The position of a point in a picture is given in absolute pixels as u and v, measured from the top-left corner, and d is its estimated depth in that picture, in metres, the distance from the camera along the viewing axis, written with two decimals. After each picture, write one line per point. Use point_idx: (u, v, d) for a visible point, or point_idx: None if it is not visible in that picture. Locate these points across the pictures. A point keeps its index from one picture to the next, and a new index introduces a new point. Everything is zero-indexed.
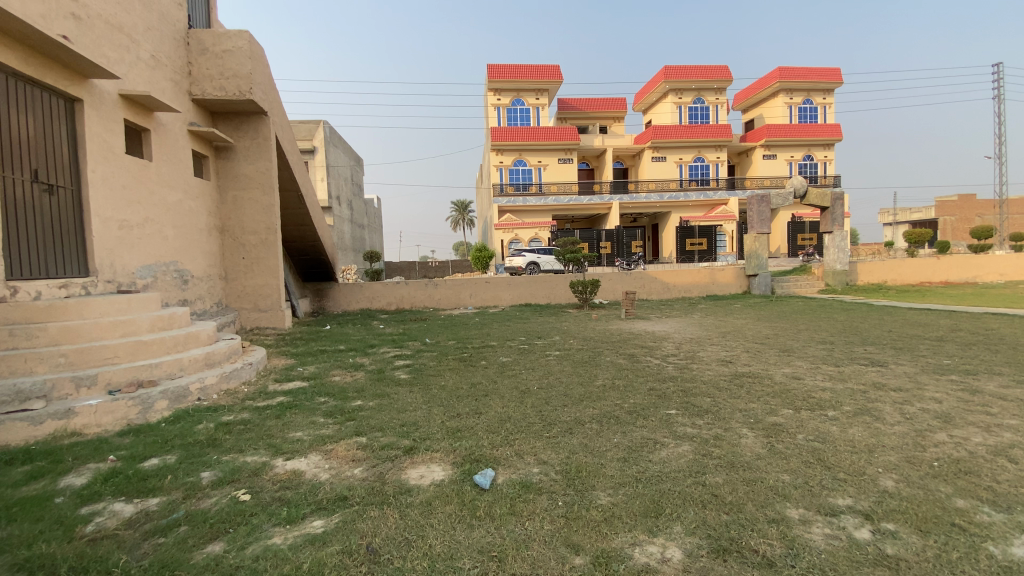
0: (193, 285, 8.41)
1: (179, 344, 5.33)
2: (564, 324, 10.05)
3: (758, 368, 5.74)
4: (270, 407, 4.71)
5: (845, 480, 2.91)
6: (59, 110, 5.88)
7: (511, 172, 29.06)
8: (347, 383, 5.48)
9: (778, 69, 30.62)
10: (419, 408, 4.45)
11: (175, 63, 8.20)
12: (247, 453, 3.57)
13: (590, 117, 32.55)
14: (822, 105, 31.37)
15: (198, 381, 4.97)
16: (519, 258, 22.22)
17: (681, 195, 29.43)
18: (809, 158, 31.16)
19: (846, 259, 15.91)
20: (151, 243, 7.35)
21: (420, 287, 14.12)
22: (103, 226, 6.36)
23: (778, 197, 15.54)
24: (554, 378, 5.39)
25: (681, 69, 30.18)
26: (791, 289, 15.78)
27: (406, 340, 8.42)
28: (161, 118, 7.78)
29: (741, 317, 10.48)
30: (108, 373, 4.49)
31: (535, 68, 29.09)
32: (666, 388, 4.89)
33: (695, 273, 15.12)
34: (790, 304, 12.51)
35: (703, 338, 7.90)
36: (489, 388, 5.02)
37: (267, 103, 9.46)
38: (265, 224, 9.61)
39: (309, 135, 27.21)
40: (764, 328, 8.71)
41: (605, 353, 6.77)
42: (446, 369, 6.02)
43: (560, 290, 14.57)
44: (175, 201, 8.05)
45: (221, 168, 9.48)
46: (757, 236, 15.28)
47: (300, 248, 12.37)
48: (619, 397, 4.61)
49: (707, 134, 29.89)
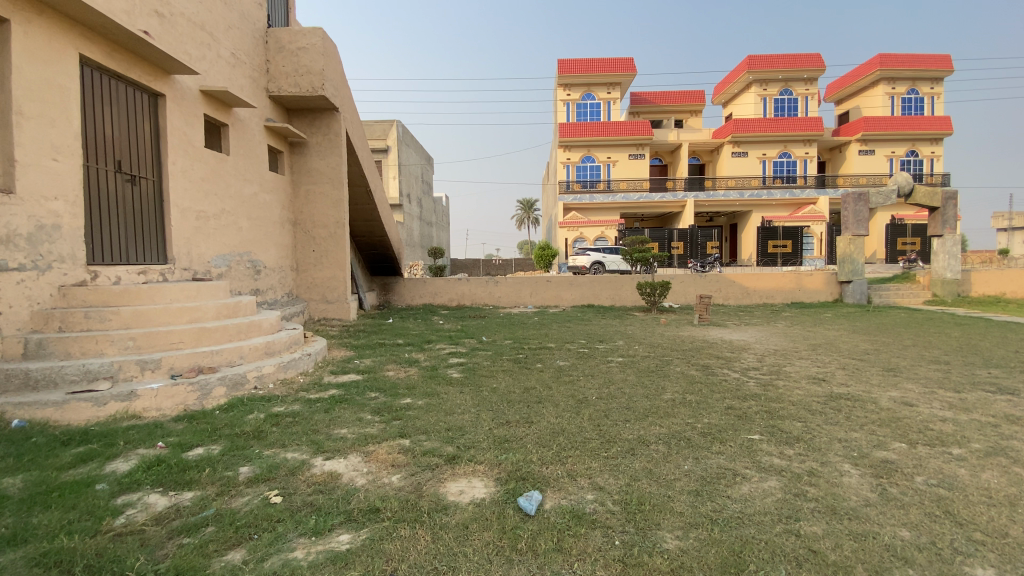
0: (266, 275, 8.71)
1: (241, 331, 5.42)
2: (629, 327, 9.47)
3: (856, 389, 4.95)
4: (321, 400, 4.62)
5: (984, 542, 2.23)
6: (142, 104, 6.21)
7: (579, 169, 28.42)
8: (399, 380, 5.33)
9: (880, 54, 27.67)
10: (467, 411, 4.18)
11: (254, 60, 8.51)
12: (289, 449, 3.44)
13: (665, 111, 31.21)
14: (931, 95, 28.10)
15: (256, 369, 4.99)
16: (584, 257, 21.61)
17: (762, 194, 27.47)
18: (914, 154, 27.97)
19: (959, 266, 13.95)
20: (226, 234, 7.64)
21: (482, 283, 14.01)
22: (181, 216, 6.66)
23: (878, 196, 13.92)
24: (616, 388, 4.93)
25: (767, 59, 28.14)
26: (890, 298, 14.08)
27: (463, 338, 8.24)
28: (239, 113, 8.09)
29: (831, 328, 9.37)
30: (171, 357, 4.59)
31: (608, 62, 28.29)
32: (746, 407, 4.30)
33: (777, 278, 13.87)
34: (891, 315, 11.08)
35: (787, 350, 7.07)
36: (543, 394, 4.66)
37: (338, 100, 9.64)
38: (334, 218, 9.81)
39: (383, 133, 28.05)
40: (860, 343, 7.69)
41: (674, 362, 6.19)
42: (500, 371, 5.73)
43: (627, 292, 13.90)
44: (250, 194, 8.35)
45: (294, 163, 9.79)
46: (852, 239, 13.74)
47: (368, 243, 12.63)
48: (691, 415, 4.10)
49: (794, 129, 27.65)
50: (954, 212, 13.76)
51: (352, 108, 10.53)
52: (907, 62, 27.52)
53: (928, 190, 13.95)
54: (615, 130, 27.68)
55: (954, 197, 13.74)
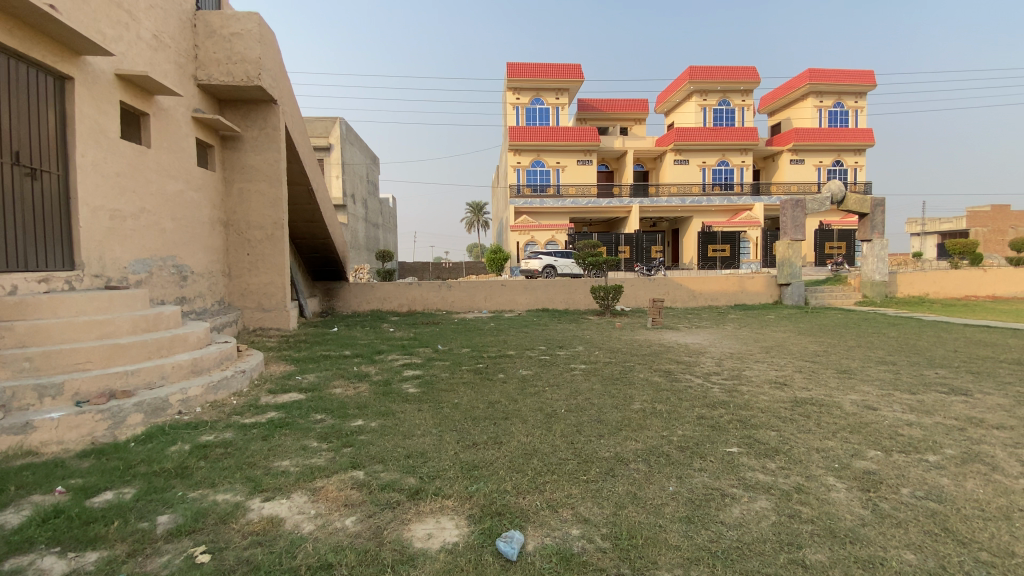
0: (193, 282, 7.89)
1: (163, 347, 4.74)
2: (586, 332, 9.35)
3: (819, 393, 4.97)
4: (259, 425, 4.08)
5: (994, 565, 2.17)
6: (49, 89, 5.38)
7: (529, 173, 28.38)
8: (348, 398, 4.84)
9: (808, 70, 29.47)
10: (428, 433, 3.78)
11: (180, 45, 7.69)
12: (220, 489, 2.93)
13: (611, 118, 31.83)
14: (853, 109, 30.24)
15: (181, 391, 4.36)
16: (535, 260, 21.50)
17: (703, 200, 28.53)
18: (839, 164, 30.01)
19: (885, 269, 14.91)
20: (147, 236, 6.81)
21: (433, 288, 13.52)
22: (92, 216, 5.82)
23: (814, 203, 14.68)
24: (584, 399, 4.68)
25: (707, 70, 29.30)
26: (826, 299, 14.85)
27: (416, 347, 7.80)
28: (162, 102, 7.26)
29: (779, 330, 9.66)
30: (77, 381, 3.90)
31: (556, 67, 28.52)
32: (717, 416, 4.16)
33: (722, 281, 14.28)
34: (830, 316, 11.63)
35: (743, 353, 7.13)
36: (509, 409, 4.34)
37: (277, 92, 8.93)
38: (272, 219, 9.04)
39: (324, 132, 26.78)
40: (810, 344, 7.90)
41: (636, 369, 6.05)
42: (460, 383, 5.35)
43: (580, 295, 13.85)
44: (175, 191, 7.52)
45: (227, 159, 8.97)
46: (791, 243, 14.38)
47: (310, 246, 11.86)
48: (664, 427, 3.91)
49: (733, 138, 28.92)
50: (881, 219, 14.72)
51: (292, 101, 9.81)
52: (832, 78, 29.48)
53: (859, 198, 14.83)
54: (563, 135, 27.91)
55: (881, 205, 14.58)
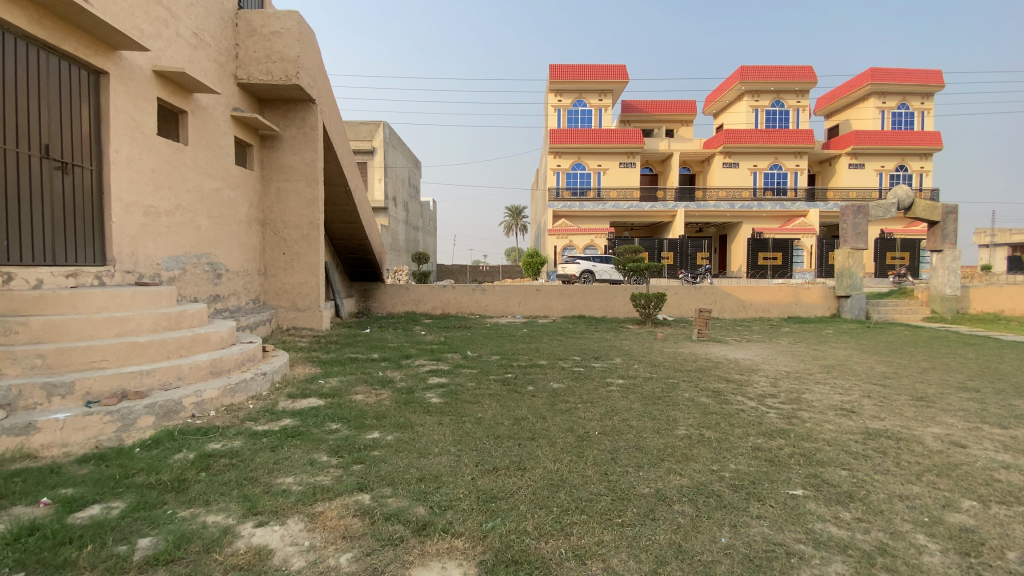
0: (227, 280, 7.90)
1: (182, 347, 4.61)
2: (624, 342, 8.83)
3: (894, 424, 4.32)
4: (270, 433, 3.84)
5: None
6: (83, 83, 5.40)
7: (570, 176, 27.90)
8: (367, 406, 4.56)
9: (871, 68, 27.72)
10: (445, 452, 3.44)
11: (221, 44, 7.74)
12: (212, 509, 2.67)
13: (656, 120, 30.94)
14: (920, 110, 28.23)
15: (195, 394, 4.18)
16: (573, 265, 21.00)
17: (753, 205, 27.22)
18: (903, 168, 28.02)
19: (957, 283, 13.52)
20: (181, 233, 6.83)
21: (468, 291, 13.27)
22: (125, 211, 5.83)
23: (877, 209, 13.54)
24: (621, 420, 4.22)
25: (759, 70, 28.00)
26: (889, 314, 13.67)
27: (445, 352, 7.51)
28: (201, 100, 7.29)
29: (838, 346, 8.83)
30: (89, 380, 3.79)
31: (600, 68, 27.94)
32: (776, 448, 3.63)
33: (774, 291, 13.39)
34: (896, 333, 10.60)
35: (800, 372, 6.46)
36: (536, 428, 3.94)
37: (315, 91, 8.89)
38: (308, 218, 8.99)
39: (368, 135, 27.14)
40: (875, 365, 7.10)
41: (681, 387, 5.52)
42: (487, 395, 4.99)
43: (619, 303, 13.27)
44: (212, 189, 7.54)
45: (265, 158, 8.99)
46: (851, 252, 13.33)
47: (347, 246, 11.84)
48: (713, 459, 3.41)
49: (786, 141, 27.49)
50: (954, 227, 13.51)
51: (330, 101, 9.79)
52: (897, 77, 27.62)
53: (928, 204, 13.60)
54: (605, 137, 27.28)
55: (954, 212, 13.55)
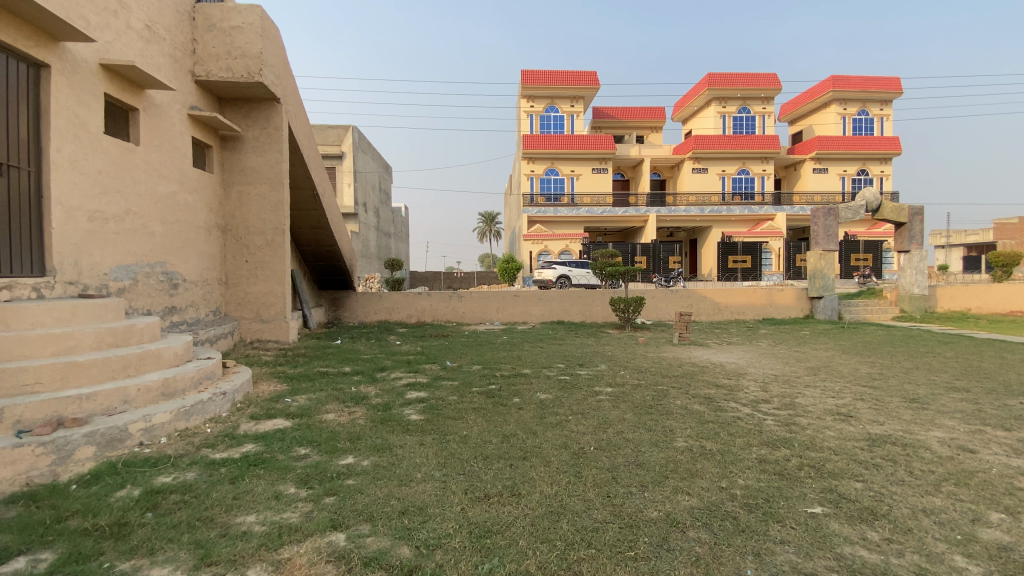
0: (185, 291, 7.34)
1: (130, 366, 4.11)
2: (607, 348, 8.62)
3: (895, 429, 4.19)
4: (230, 462, 3.41)
5: None
6: (21, 75, 4.85)
7: (543, 181, 27.82)
8: (340, 426, 4.17)
9: (832, 76, 28.60)
10: (429, 478, 3.10)
11: (176, 38, 7.21)
12: (160, 560, 2.26)
13: (627, 126, 31.22)
14: (878, 117, 29.33)
15: (143, 419, 3.71)
16: (549, 270, 20.81)
17: (723, 209, 27.67)
18: (864, 173, 28.99)
19: (924, 282, 13.90)
20: (133, 240, 6.27)
21: (444, 298, 12.89)
22: (68, 217, 5.27)
23: (848, 211, 13.80)
24: (616, 432, 3.96)
25: (726, 77, 28.57)
26: (860, 314, 13.93)
27: (423, 363, 7.13)
28: (154, 96, 6.75)
29: (819, 348, 8.83)
30: (19, 406, 3.28)
31: (571, 74, 28.01)
32: (783, 460, 3.42)
33: (750, 293, 13.47)
34: (871, 333, 10.73)
35: (789, 375, 6.35)
36: (527, 445, 3.64)
37: (280, 90, 8.43)
38: (272, 224, 8.47)
39: (336, 140, 26.41)
40: (860, 365, 7.06)
41: (671, 394, 5.29)
42: (470, 409, 4.65)
43: (598, 307, 13.11)
44: (167, 193, 6.99)
45: (226, 160, 8.46)
46: (823, 254, 13.52)
47: (316, 253, 11.31)
48: (720, 475, 3.16)
49: (754, 146, 28.08)
50: (920, 228, 13.87)
51: (296, 101, 9.32)
52: (857, 85, 28.59)
53: (895, 206, 13.95)
54: (578, 143, 27.29)
55: (920, 213, 13.93)
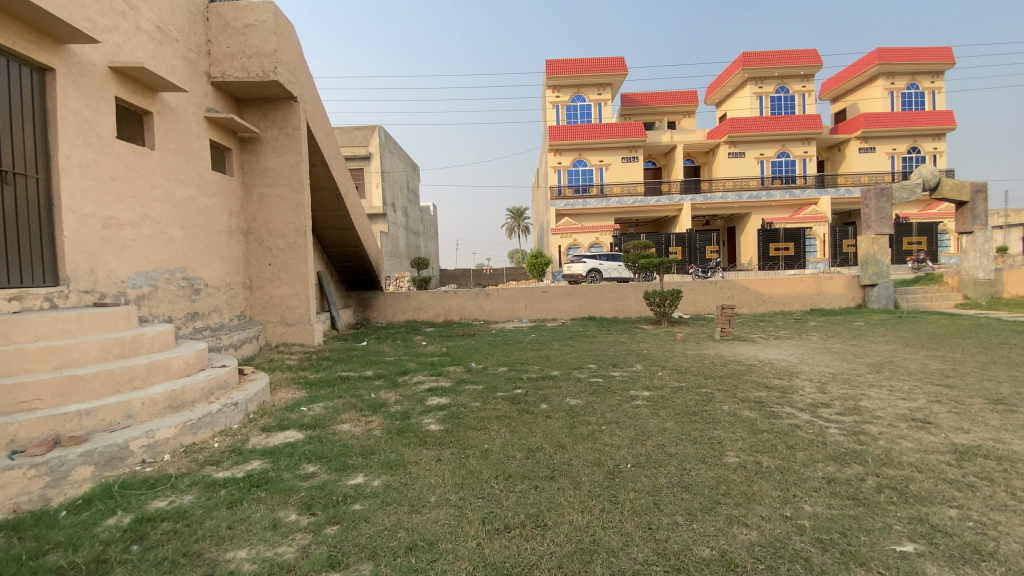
0: (208, 295, 7.25)
1: (136, 378, 3.92)
2: (642, 345, 8.11)
3: (984, 438, 3.59)
4: (232, 481, 3.15)
5: None
6: (25, 80, 4.74)
7: (571, 173, 27.17)
8: (353, 439, 3.87)
9: (876, 49, 26.93)
10: (444, 504, 2.75)
11: (190, 39, 7.11)
12: None
13: (657, 112, 30.21)
14: (930, 90, 27.40)
15: (146, 435, 3.50)
16: (580, 264, 20.24)
17: (761, 195, 26.41)
18: (915, 151, 27.13)
19: (991, 265, 12.67)
20: (151, 246, 6.18)
21: (471, 296, 12.59)
22: (80, 224, 5.18)
23: (902, 191, 12.76)
24: (655, 446, 3.51)
25: (762, 56, 27.22)
26: (919, 302, 12.91)
27: (447, 365, 6.83)
28: (168, 99, 6.65)
29: (877, 340, 8.07)
30: (12, 425, 3.10)
31: (598, 61, 27.25)
32: (857, 481, 2.92)
33: (795, 282, 12.64)
34: (934, 323, 9.81)
35: (848, 373, 5.73)
36: (555, 462, 3.23)
37: (296, 88, 8.24)
38: (293, 225, 8.31)
39: (363, 141, 26.51)
40: (927, 361, 6.33)
41: (717, 398, 4.79)
42: (494, 417, 4.28)
43: (631, 302, 12.57)
44: (186, 197, 6.90)
45: (246, 162, 8.35)
46: (876, 238, 12.55)
47: (341, 254, 11.18)
48: (782, 502, 2.69)
49: (793, 127, 26.66)
50: (984, 207, 12.72)
51: (315, 100, 9.16)
52: (906, 56, 26.76)
53: (956, 184, 12.80)
54: (606, 132, 26.54)
55: (983, 191, 12.77)
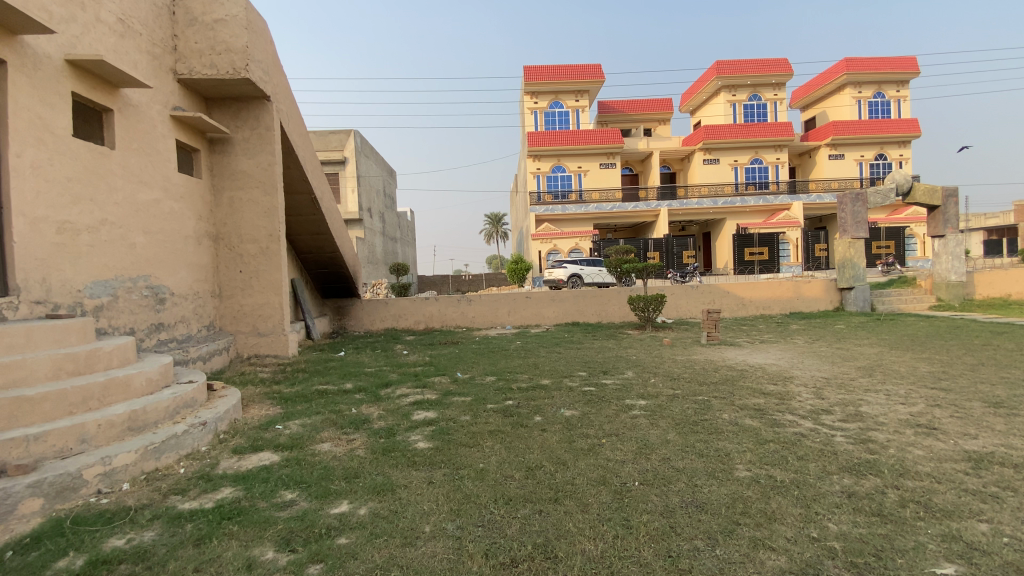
0: (174, 305, 6.80)
1: (91, 398, 3.52)
2: (630, 351, 7.96)
3: (993, 444, 3.51)
4: (201, 514, 2.81)
5: None
6: None
7: (550, 179, 27.15)
8: (335, 460, 3.56)
9: (844, 59, 27.78)
10: (441, 535, 2.48)
11: (155, 33, 6.69)
12: None
13: (634, 119, 30.49)
14: (895, 99, 28.37)
15: (102, 462, 3.11)
16: (560, 269, 20.12)
17: (737, 200, 26.83)
18: (882, 158, 28.00)
19: (962, 268, 13.03)
20: (111, 253, 5.74)
21: (452, 303, 12.29)
22: (31, 228, 4.73)
23: (877, 196, 13.02)
24: (661, 460, 3.32)
25: (735, 64, 27.76)
26: (894, 305, 13.18)
27: (432, 375, 6.54)
28: (130, 96, 6.22)
29: (862, 343, 8.10)
30: None
31: (575, 68, 27.36)
32: (878, 495, 2.78)
33: (775, 286, 12.74)
34: (913, 325, 9.96)
35: (841, 377, 5.67)
36: (557, 482, 3.00)
37: (270, 87, 7.88)
38: (266, 230, 7.91)
39: (338, 145, 25.94)
40: (916, 363, 6.33)
41: (715, 406, 4.63)
42: (487, 432, 4.02)
43: (614, 307, 12.46)
44: (150, 200, 6.46)
45: (216, 164, 7.92)
46: (852, 242, 12.77)
47: (317, 261, 10.76)
48: (805, 522, 2.51)
49: (766, 134, 27.21)
50: (955, 211, 13.07)
51: (289, 100, 8.79)
52: (872, 66, 27.67)
53: (928, 189, 13.12)
54: (584, 138, 26.60)
55: (954, 195, 13.13)
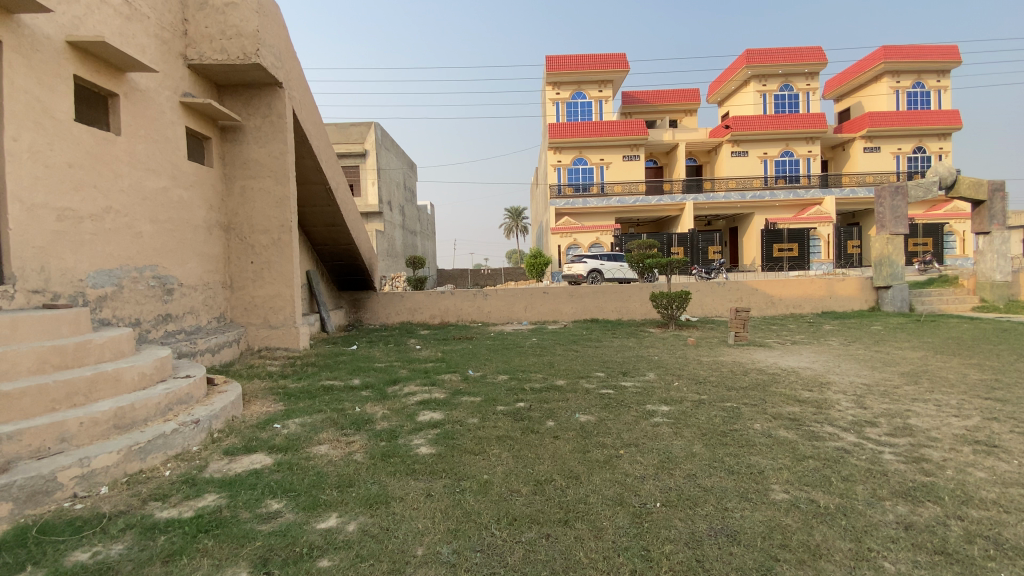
0: (182, 296, 6.67)
1: (76, 393, 3.34)
2: (651, 351, 7.59)
3: None
4: (176, 525, 2.57)
5: None
6: None
7: (571, 172, 26.65)
8: (330, 466, 3.31)
9: (881, 48, 26.54)
10: (433, 562, 2.18)
11: (164, 17, 6.53)
12: None
13: (659, 110, 29.73)
14: (935, 89, 27.03)
15: (79, 464, 2.91)
16: (580, 264, 19.66)
17: (766, 194, 26.05)
18: (921, 151, 26.72)
19: (1009, 267, 12.21)
20: (115, 241, 5.61)
21: (469, 297, 12.03)
22: (29, 215, 4.60)
23: (918, 189, 12.25)
24: (686, 477, 2.97)
25: (766, 53, 26.76)
26: (934, 305, 12.43)
27: (443, 372, 6.28)
28: (138, 81, 6.07)
29: (902, 346, 7.55)
30: None
31: (599, 57, 26.70)
32: (942, 529, 2.38)
33: (806, 284, 12.13)
34: (957, 327, 9.27)
35: (884, 385, 5.20)
36: (568, 502, 2.67)
37: (282, 73, 7.68)
38: (277, 220, 7.73)
39: (359, 137, 25.87)
40: (965, 370, 5.79)
41: (745, 414, 4.24)
42: (494, 438, 3.72)
43: (635, 303, 12.04)
44: (157, 189, 6.32)
45: (227, 153, 7.77)
46: (890, 238, 12.04)
47: (332, 253, 10.62)
48: (859, 563, 2.13)
49: (797, 125, 26.19)
50: (1001, 206, 12.25)
51: (302, 88, 8.60)
52: (911, 55, 26.37)
53: (973, 182, 12.31)
54: (607, 130, 25.98)
55: (1001, 189, 12.28)
